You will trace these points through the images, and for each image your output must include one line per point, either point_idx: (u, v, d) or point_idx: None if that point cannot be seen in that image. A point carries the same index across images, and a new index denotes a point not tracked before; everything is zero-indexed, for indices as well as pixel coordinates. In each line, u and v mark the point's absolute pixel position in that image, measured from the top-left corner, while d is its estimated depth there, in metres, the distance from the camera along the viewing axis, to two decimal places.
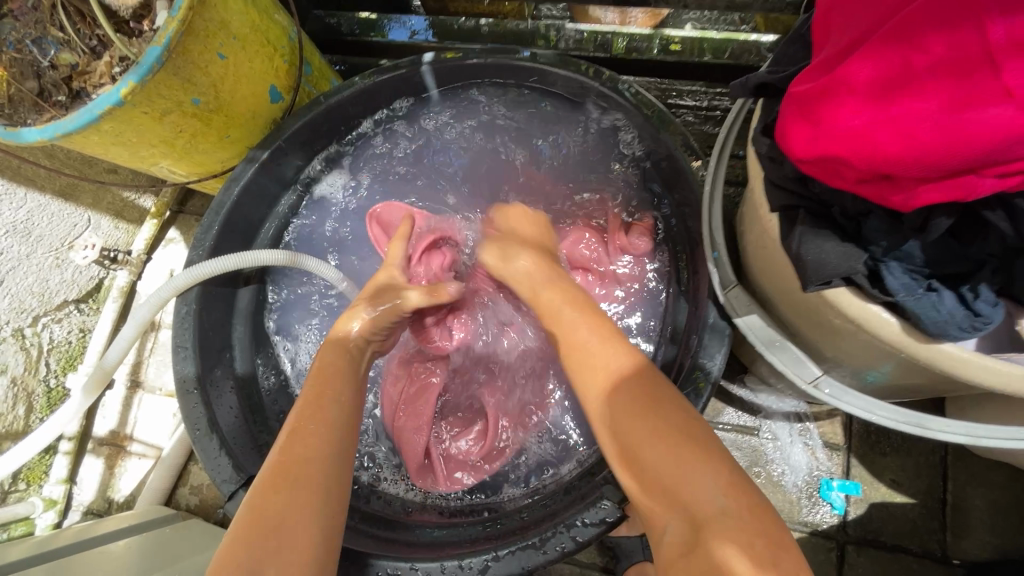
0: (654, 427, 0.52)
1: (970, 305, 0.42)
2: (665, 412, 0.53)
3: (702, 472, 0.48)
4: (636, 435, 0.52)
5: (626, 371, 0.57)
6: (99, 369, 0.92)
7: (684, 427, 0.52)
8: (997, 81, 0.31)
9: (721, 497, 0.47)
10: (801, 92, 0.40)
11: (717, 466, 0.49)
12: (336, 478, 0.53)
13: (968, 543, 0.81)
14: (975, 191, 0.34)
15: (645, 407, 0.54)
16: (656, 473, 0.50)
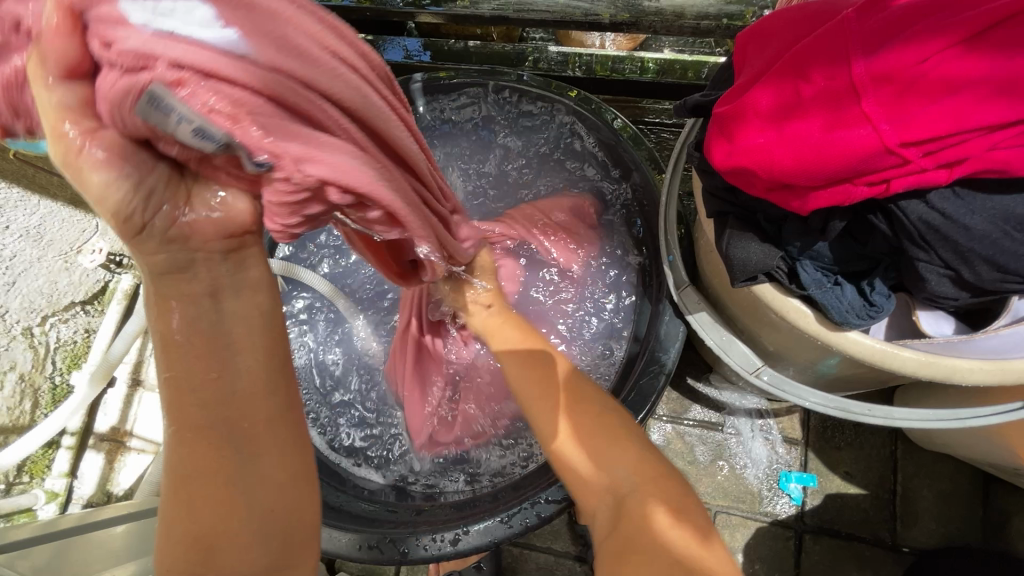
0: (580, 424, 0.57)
1: (868, 296, 0.49)
2: (586, 408, 0.59)
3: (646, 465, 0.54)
4: (597, 434, 0.56)
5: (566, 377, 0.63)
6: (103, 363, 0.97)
7: (601, 419, 0.57)
8: (860, 107, 0.38)
9: (634, 476, 0.53)
10: (721, 113, 0.47)
11: (638, 451, 0.55)
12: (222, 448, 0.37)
13: (915, 530, 0.86)
14: (852, 197, 0.40)
15: (570, 406, 0.59)
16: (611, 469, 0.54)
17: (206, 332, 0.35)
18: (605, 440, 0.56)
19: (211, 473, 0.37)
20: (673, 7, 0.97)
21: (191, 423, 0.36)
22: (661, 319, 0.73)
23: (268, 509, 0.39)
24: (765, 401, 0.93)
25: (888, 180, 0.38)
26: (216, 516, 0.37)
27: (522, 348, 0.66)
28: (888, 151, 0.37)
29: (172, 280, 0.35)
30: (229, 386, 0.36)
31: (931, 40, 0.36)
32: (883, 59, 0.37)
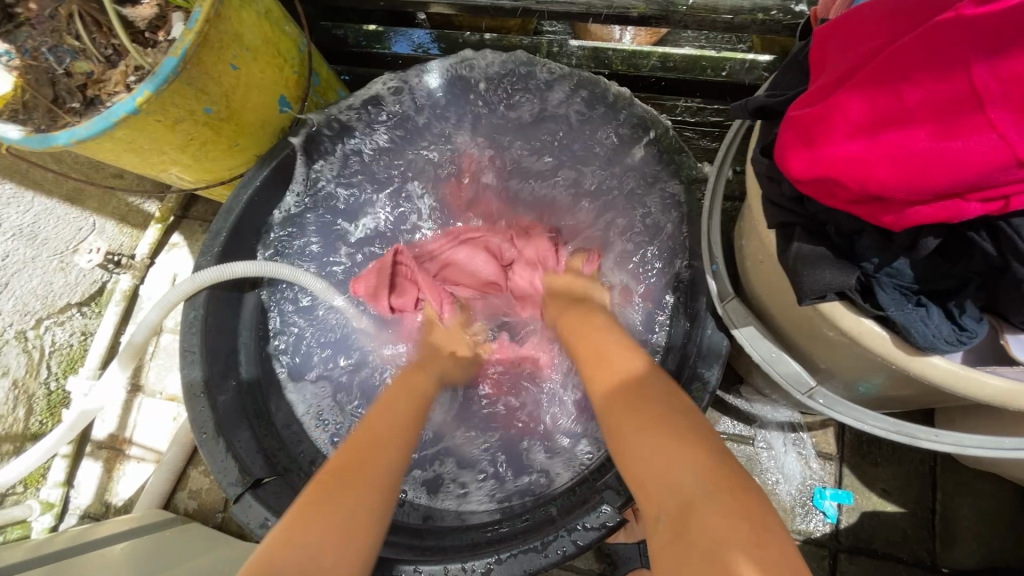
0: (668, 430, 0.51)
1: (956, 319, 0.44)
2: (665, 403, 0.54)
3: (700, 467, 0.47)
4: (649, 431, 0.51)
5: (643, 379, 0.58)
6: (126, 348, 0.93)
7: (678, 420, 0.52)
8: (981, 114, 0.33)
9: (708, 481, 0.45)
10: (798, 116, 0.42)
11: (715, 457, 0.48)
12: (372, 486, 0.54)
13: (955, 551, 0.83)
14: (961, 214, 0.36)
15: (653, 400, 0.55)
16: (656, 468, 0.48)
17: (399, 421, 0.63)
18: (666, 441, 0.50)
19: (332, 504, 0.50)
20: (704, 1, 0.92)
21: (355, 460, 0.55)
22: (702, 332, 0.70)
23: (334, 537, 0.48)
24: (799, 414, 0.89)
25: (1007, 197, 0.34)
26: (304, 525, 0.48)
27: (611, 335, 0.68)
28: (1016, 165, 0.33)
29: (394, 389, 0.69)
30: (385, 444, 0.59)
31: None
32: (1010, 62, 0.32)
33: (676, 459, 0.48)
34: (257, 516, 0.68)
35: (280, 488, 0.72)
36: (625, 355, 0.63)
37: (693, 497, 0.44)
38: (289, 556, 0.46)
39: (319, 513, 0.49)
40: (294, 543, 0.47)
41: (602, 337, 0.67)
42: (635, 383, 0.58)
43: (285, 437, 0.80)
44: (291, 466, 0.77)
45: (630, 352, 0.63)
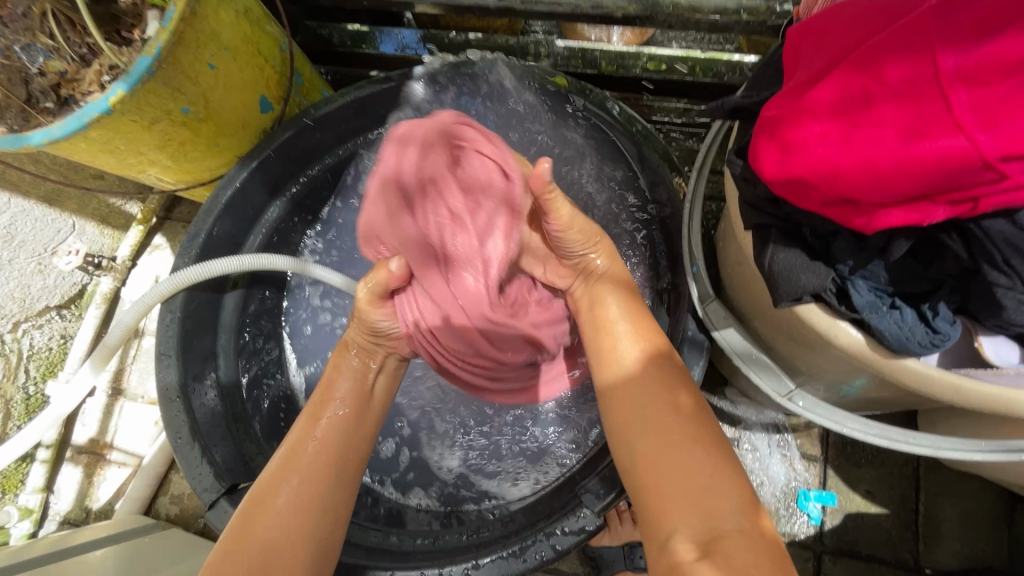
0: (685, 433, 0.52)
1: (930, 322, 0.44)
2: (700, 422, 0.53)
3: (723, 473, 0.50)
4: (674, 432, 0.52)
5: (649, 375, 0.57)
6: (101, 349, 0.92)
7: (709, 441, 0.52)
8: (949, 115, 0.33)
9: (739, 515, 0.47)
10: (771, 116, 0.41)
11: (740, 481, 0.50)
12: (319, 474, 0.58)
13: (938, 552, 0.83)
14: (931, 216, 0.36)
15: (684, 417, 0.53)
16: (689, 470, 0.50)
17: (353, 396, 0.66)
18: (693, 445, 0.51)
19: (278, 495, 0.56)
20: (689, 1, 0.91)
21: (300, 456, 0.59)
22: (683, 331, 0.69)
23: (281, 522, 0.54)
24: (782, 416, 0.89)
25: (976, 199, 0.34)
26: (267, 497, 0.56)
27: (631, 321, 0.62)
28: (984, 167, 0.32)
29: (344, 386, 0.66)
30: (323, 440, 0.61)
31: None
32: (976, 60, 0.32)
33: (705, 463, 0.50)
34: None
35: None
36: (628, 345, 0.60)
37: (721, 530, 0.46)
38: (252, 537, 0.53)
39: (279, 489, 0.56)
40: (246, 536, 0.53)
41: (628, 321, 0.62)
42: (677, 404, 0.54)
43: (264, 442, 0.79)
44: None
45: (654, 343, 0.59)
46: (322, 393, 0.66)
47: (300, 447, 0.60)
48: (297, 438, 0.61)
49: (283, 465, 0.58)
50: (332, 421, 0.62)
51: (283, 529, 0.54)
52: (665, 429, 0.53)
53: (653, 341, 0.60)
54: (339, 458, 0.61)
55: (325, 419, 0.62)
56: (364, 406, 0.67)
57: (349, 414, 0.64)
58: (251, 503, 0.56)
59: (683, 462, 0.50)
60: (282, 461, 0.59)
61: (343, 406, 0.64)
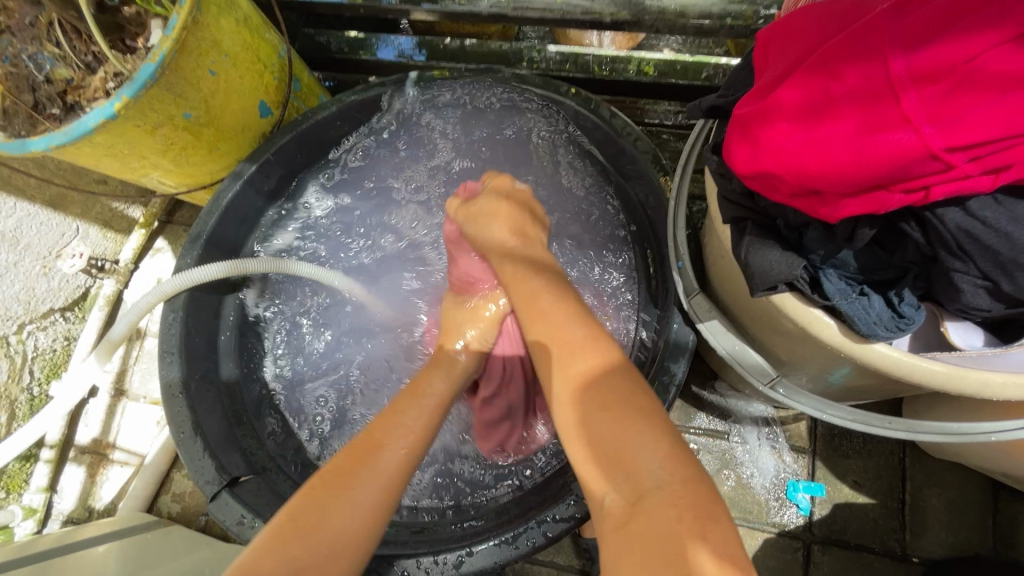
0: (615, 411, 0.52)
1: (896, 307, 0.46)
2: (625, 397, 0.53)
3: (651, 445, 0.49)
4: (602, 411, 0.52)
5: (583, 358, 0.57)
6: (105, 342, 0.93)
7: (637, 414, 0.51)
8: (900, 110, 0.35)
9: (661, 470, 0.47)
10: (742, 114, 0.44)
11: (667, 444, 0.49)
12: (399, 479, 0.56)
13: (924, 540, 0.85)
14: (887, 205, 0.38)
15: (612, 395, 0.53)
16: (615, 447, 0.49)
17: (444, 399, 0.66)
18: (620, 421, 0.51)
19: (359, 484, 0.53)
20: (676, 6, 0.94)
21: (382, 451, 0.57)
22: (670, 327, 0.71)
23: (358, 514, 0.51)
24: (771, 409, 0.91)
25: (928, 187, 0.36)
26: (346, 487, 0.53)
27: (563, 320, 0.61)
28: (931, 157, 0.35)
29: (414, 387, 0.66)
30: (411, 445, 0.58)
31: (980, 36, 0.33)
32: (926, 58, 0.35)
33: (632, 436, 0.49)
34: (233, 515, 0.68)
35: (257, 486, 0.73)
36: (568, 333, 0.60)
37: (647, 488, 0.46)
38: (326, 519, 0.50)
39: (361, 479, 0.53)
40: (322, 516, 0.50)
41: (556, 321, 0.62)
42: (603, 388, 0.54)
43: (263, 437, 0.81)
44: (269, 465, 0.78)
45: (587, 337, 0.59)
46: (413, 392, 0.65)
47: (383, 444, 0.57)
48: (388, 429, 0.59)
49: (365, 460, 0.55)
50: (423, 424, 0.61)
51: (375, 516, 0.52)
52: (593, 410, 0.53)
53: (598, 337, 0.60)
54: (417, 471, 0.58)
55: (414, 418, 0.61)
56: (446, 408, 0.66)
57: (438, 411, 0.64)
58: (330, 486, 0.53)
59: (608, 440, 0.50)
60: (364, 449, 0.57)
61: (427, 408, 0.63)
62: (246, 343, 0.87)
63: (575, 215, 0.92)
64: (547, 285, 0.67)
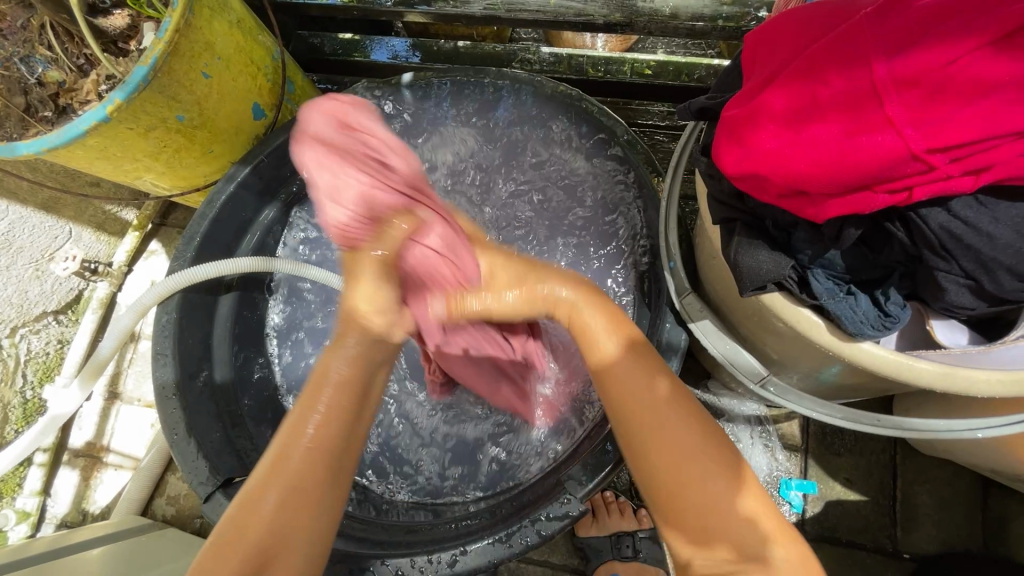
0: (680, 445, 0.52)
1: (883, 306, 0.47)
2: (688, 428, 0.53)
3: (718, 483, 0.50)
4: (670, 444, 0.52)
5: (634, 373, 0.56)
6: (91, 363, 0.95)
7: (729, 478, 0.51)
8: (883, 112, 0.36)
9: (729, 509, 0.50)
10: (729, 117, 0.44)
11: (731, 477, 0.51)
12: (317, 477, 0.52)
13: (915, 537, 0.85)
14: (871, 205, 0.39)
15: (704, 464, 0.51)
16: (685, 489, 0.51)
17: (357, 390, 0.55)
18: (690, 454, 0.51)
19: (270, 495, 0.50)
20: (668, 8, 0.95)
21: (295, 451, 0.52)
22: (662, 326, 0.72)
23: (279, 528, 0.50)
24: (764, 408, 0.92)
25: (910, 187, 0.37)
26: (257, 505, 0.50)
27: (635, 376, 0.55)
28: (913, 158, 0.35)
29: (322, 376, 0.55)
30: (322, 442, 0.53)
31: (957, 42, 0.34)
32: (906, 61, 0.35)
33: (702, 473, 0.51)
34: None
35: None
36: (615, 349, 0.57)
37: (724, 538, 0.49)
38: (242, 541, 0.49)
39: (269, 495, 0.50)
40: (236, 538, 0.49)
41: (629, 378, 0.55)
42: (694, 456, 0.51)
43: (257, 439, 0.81)
44: None
45: (663, 393, 0.54)
46: (317, 377, 0.55)
47: (290, 450, 0.52)
48: (292, 437, 0.53)
49: (276, 468, 0.51)
50: (331, 412, 0.54)
51: (273, 537, 0.49)
52: (662, 441, 0.52)
53: (624, 326, 0.60)
54: (336, 464, 0.53)
55: (312, 418, 0.53)
56: (359, 399, 0.55)
57: (348, 407, 0.55)
58: (241, 505, 0.51)
59: (680, 477, 0.51)
60: (272, 455, 0.53)
61: (338, 391, 0.54)
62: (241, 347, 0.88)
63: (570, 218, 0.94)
64: (607, 327, 0.59)
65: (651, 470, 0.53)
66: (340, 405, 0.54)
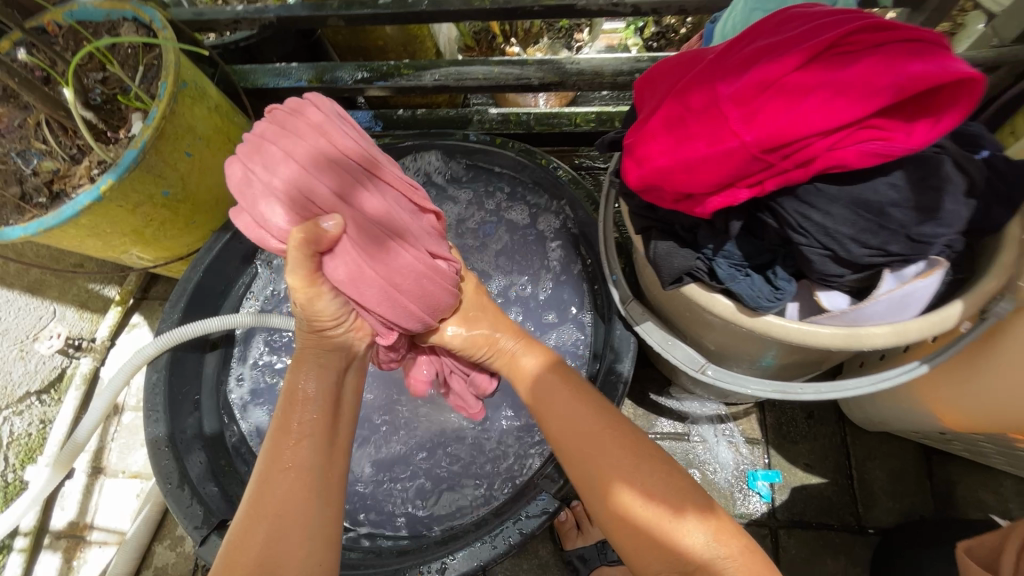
0: (598, 429, 0.64)
1: (773, 282, 0.56)
2: (603, 413, 0.65)
3: (636, 458, 0.61)
4: (591, 429, 0.64)
5: (548, 380, 0.70)
6: (67, 449, 0.89)
7: (663, 488, 0.58)
8: (731, 124, 0.47)
9: (652, 475, 0.59)
10: (629, 142, 0.55)
11: (646, 450, 0.62)
12: (304, 484, 0.57)
13: (876, 511, 0.92)
14: (738, 199, 0.49)
15: (635, 468, 0.60)
16: (607, 465, 0.61)
17: (327, 398, 0.63)
18: (609, 435, 0.63)
19: (264, 504, 0.55)
20: (592, 68, 1.10)
21: (282, 463, 0.58)
22: (615, 333, 0.81)
23: (277, 540, 0.53)
24: (723, 407, 1.00)
25: (763, 181, 0.48)
26: (252, 525, 0.54)
27: (566, 400, 0.67)
28: (756, 158, 0.46)
29: (296, 406, 0.61)
30: (305, 451, 0.59)
31: (769, 70, 0.45)
32: (740, 85, 0.46)
33: (618, 447, 0.62)
34: None
35: None
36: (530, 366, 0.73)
37: (659, 498, 0.58)
38: (245, 554, 0.52)
39: (263, 511, 0.55)
40: (241, 553, 0.52)
41: (553, 395, 0.68)
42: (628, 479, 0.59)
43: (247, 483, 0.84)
44: None
45: (588, 407, 0.66)
46: (287, 394, 0.62)
47: (273, 465, 0.58)
48: (274, 457, 0.58)
49: (264, 485, 0.56)
50: (304, 418, 0.61)
51: (267, 561, 0.52)
52: (583, 431, 0.64)
53: (549, 356, 0.74)
54: (321, 470, 0.59)
55: (286, 438, 0.59)
56: (330, 406, 0.63)
57: (324, 426, 0.62)
58: (231, 547, 0.54)
59: (608, 453, 0.62)
60: (261, 473, 0.58)
61: (306, 408, 0.62)
62: (224, 402, 0.91)
63: (530, 250, 1.03)
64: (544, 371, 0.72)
65: (585, 456, 0.62)
66: (315, 419, 0.61)
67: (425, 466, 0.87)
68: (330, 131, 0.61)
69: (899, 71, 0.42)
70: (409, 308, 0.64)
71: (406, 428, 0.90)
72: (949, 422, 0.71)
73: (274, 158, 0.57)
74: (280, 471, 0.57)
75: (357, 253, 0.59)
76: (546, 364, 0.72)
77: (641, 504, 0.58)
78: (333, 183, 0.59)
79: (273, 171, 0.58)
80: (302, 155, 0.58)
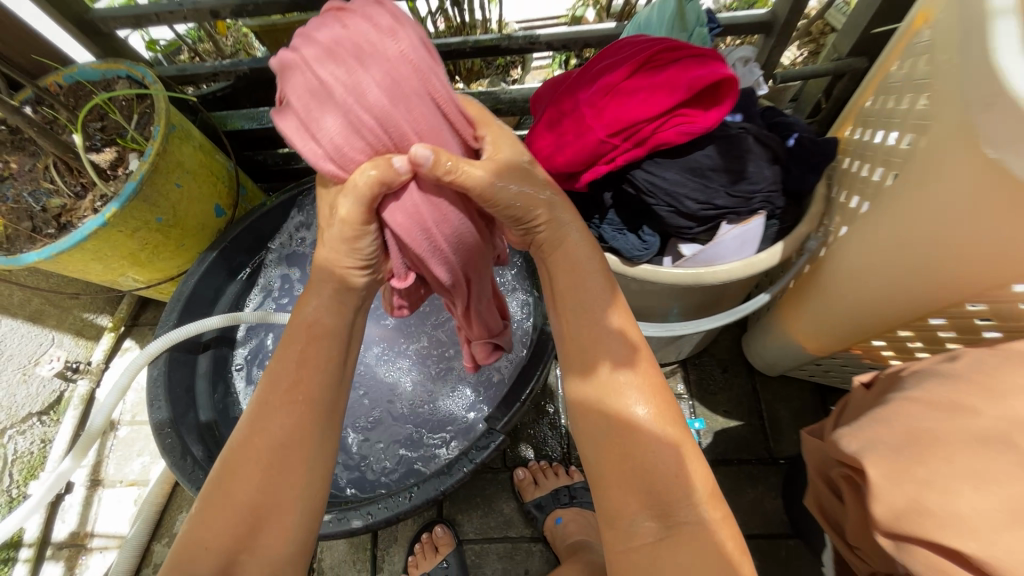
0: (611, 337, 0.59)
1: (642, 237, 0.75)
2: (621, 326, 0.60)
3: (636, 383, 0.57)
4: (601, 341, 0.59)
5: (579, 274, 0.62)
6: (87, 433, 0.95)
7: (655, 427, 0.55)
8: (589, 118, 0.65)
9: (648, 407, 0.55)
10: (528, 144, 0.74)
11: (654, 383, 0.57)
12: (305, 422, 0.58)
13: (783, 444, 1.08)
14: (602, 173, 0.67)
15: (633, 391, 0.56)
16: (603, 376, 0.57)
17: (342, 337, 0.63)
18: (621, 350, 0.58)
19: (265, 431, 0.57)
20: (522, 96, 1.31)
21: (285, 397, 0.58)
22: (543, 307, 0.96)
23: (273, 470, 0.55)
24: None
25: (616, 158, 0.66)
26: (251, 451, 0.56)
27: (594, 297, 0.61)
28: (606, 141, 0.65)
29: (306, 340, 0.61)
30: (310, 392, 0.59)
31: (608, 79, 0.65)
32: (591, 92, 0.66)
33: (626, 368, 0.57)
34: None
35: None
36: (571, 251, 0.63)
37: (644, 432, 0.54)
38: (241, 479, 0.55)
39: (263, 440, 0.56)
40: (237, 476, 0.55)
41: (577, 290, 0.61)
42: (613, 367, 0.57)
43: None
44: None
45: (611, 315, 0.60)
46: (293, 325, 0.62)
47: (276, 395, 0.58)
48: (280, 388, 0.59)
49: (265, 416, 0.58)
50: (311, 356, 0.61)
51: (266, 496, 0.54)
52: (588, 334, 0.59)
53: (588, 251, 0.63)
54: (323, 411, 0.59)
55: (293, 370, 0.59)
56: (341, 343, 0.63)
57: (335, 367, 0.62)
58: (228, 466, 0.56)
59: (614, 365, 0.57)
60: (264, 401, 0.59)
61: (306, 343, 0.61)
62: (216, 395, 1.05)
63: None
64: (581, 246, 0.64)
65: (584, 359, 0.59)
66: (322, 358, 0.61)
67: (396, 438, 1.01)
68: (407, 47, 0.53)
69: (688, 72, 0.62)
70: (445, 257, 0.66)
71: (379, 409, 1.05)
72: (811, 352, 0.89)
73: (349, 75, 0.52)
74: (284, 406, 0.58)
75: (417, 200, 0.61)
76: (579, 256, 0.63)
77: (631, 428, 0.54)
78: (399, 112, 0.55)
79: (330, 74, 0.52)
80: (378, 75, 0.52)
